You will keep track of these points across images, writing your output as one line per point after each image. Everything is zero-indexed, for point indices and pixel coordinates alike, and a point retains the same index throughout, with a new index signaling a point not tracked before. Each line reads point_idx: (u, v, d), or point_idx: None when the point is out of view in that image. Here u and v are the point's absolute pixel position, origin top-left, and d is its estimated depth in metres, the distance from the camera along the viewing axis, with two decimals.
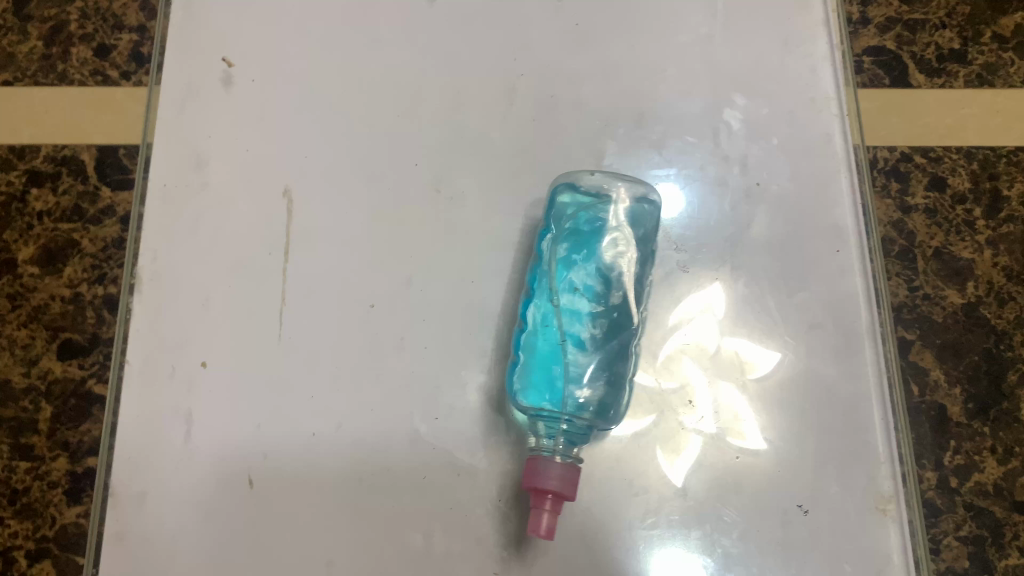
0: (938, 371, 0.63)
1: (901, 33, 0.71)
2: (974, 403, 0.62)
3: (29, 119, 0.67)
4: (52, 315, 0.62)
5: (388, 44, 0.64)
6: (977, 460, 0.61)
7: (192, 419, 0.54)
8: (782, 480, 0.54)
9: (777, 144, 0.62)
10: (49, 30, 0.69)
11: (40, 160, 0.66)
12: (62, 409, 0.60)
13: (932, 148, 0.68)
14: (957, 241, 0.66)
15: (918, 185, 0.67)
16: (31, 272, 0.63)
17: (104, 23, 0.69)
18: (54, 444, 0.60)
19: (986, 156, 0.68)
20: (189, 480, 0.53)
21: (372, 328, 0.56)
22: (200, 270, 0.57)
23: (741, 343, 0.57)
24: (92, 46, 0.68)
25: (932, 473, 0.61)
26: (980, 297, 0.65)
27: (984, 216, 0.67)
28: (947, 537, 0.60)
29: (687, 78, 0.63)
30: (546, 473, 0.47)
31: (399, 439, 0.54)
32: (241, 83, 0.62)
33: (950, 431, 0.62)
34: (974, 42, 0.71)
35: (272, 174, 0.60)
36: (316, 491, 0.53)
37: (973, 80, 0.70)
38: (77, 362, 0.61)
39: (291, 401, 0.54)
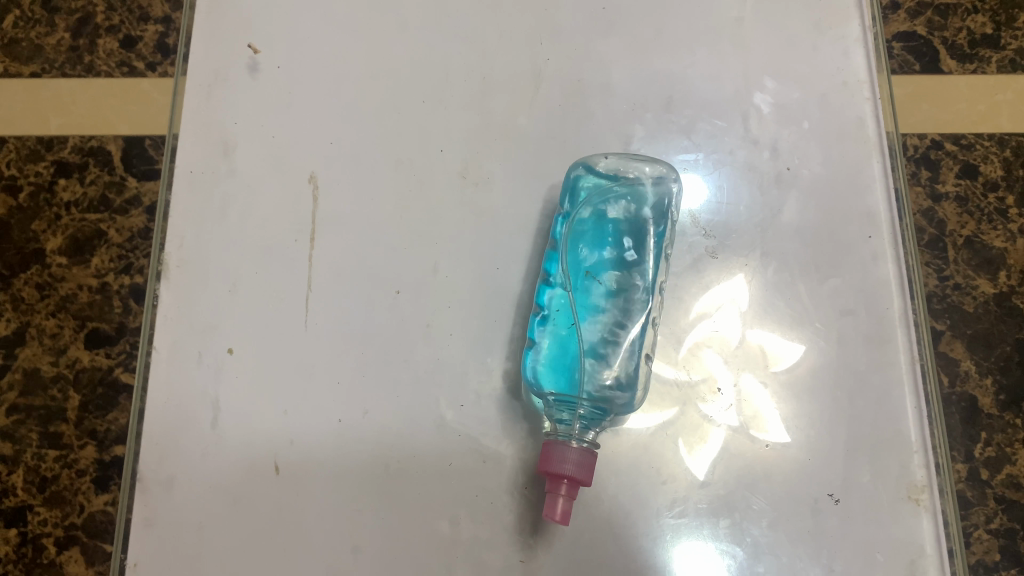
0: (969, 362, 0.62)
1: (933, 17, 0.70)
2: (1006, 394, 0.61)
3: (58, 109, 0.68)
4: (80, 304, 0.63)
5: (415, 28, 0.63)
6: (1008, 451, 0.60)
7: (220, 406, 0.54)
8: (813, 468, 0.53)
9: (809, 128, 0.61)
10: (76, 21, 0.69)
11: (67, 151, 0.66)
12: (89, 398, 0.61)
13: (963, 135, 0.67)
14: (988, 230, 0.65)
15: (949, 172, 0.66)
16: (59, 261, 0.64)
17: (130, 14, 0.69)
18: (81, 432, 0.60)
19: (1019, 143, 0.67)
20: (217, 465, 0.53)
21: (398, 315, 0.56)
22: (227, 257, 0.57)
23: (767, 333, 0.56)
24: (118, 37, 0.69)
25: (963, 465, 0.60)
26: (1012, 286, 0.63)
27: (1017, 204, 0.66)
28: (978, 530, 0.59)
29: (717, 61, 0.62)
30: (562, 457, 0.47)
31: (426, 425, 0.53)
32: (267, 70, 0.62)
33: (981, 423, 0.61)
34: (1008, 27, 0.70)
35: (298, 161, 0.59)
36: (342, 476, 0.53)
37: (1006, 65, 0.69)
38: (104, 352, 0.62)
39: (317, 386, 0.54)
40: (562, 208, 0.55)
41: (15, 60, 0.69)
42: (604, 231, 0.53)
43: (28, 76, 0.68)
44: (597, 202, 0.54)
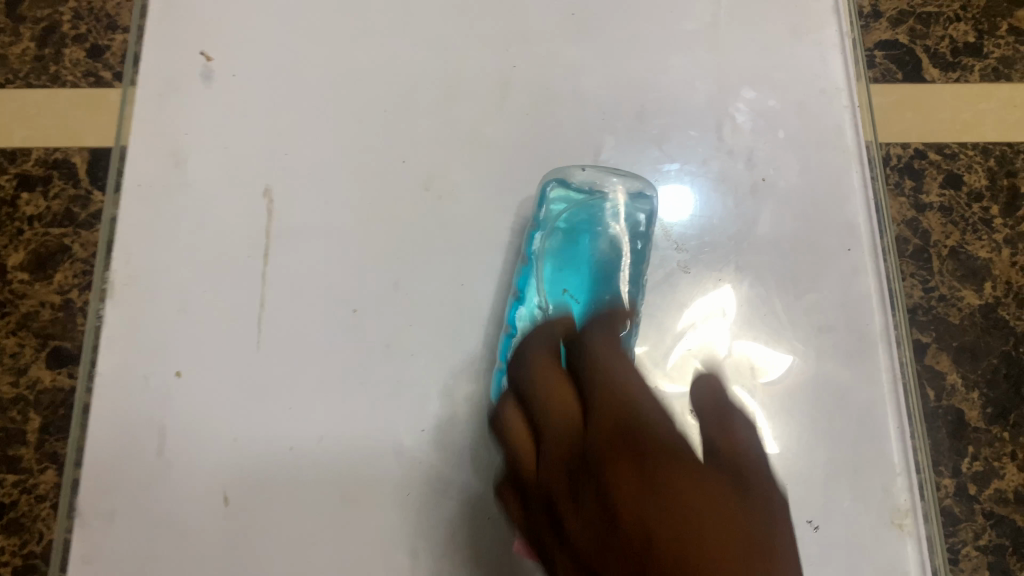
0: (955, 375, 0.64)
1: (914, 25, 0.73)
2: (993, 407, 0.63)
3: (23, 121, 0.70)
4: (42, 322, 0.65)
5: (377, 35, 0.61)
6: (996, 466, 0.62)
7: (166, 432, 0.51)
8: (792, 493, 0.50)
9: (784, 137, 0.58)
10: (42, 30, 0.72)
11: (31, 163, 0.69)
12: (51, 420, 0.63)
13: (947, 144, 0.70)
14: (973, 241, 0.67)
15: (933, 182, 0.69)
16: (20, 277, 0.66)
17: (98, 24, 0.72)
18: (43, 456, 0.62)
19: (1003, 152, 0.70)
20: (163, 496, 0.50)
21: (356, 334, 0.53)
22: (177, 274, 0.54)
23: (755, 345, 0.54)
24: (85, 47, 0.71)
25: (950, 480, 0.62)
26: (998, 297, 0.66)
27: (1002, 214, 0.68)
28: (966, 547, 0.61)
29: (691, 67, 0.60)
30: None
31: (385, 451, 0.51)
32: (222, 78, 0.59)
33: (968, 436, 0.63)
34: (990, 35, 0.73)
35: (253, 173, 0.57)
36: (295, 506, 0.50)
37: (989, 74, 0.72)
38: (65, 372, 0.64)
39: (271, 411, 0.51)
40: (535, 223, 0.53)
41: None
42: (581, 251, 0.51)
43: None
44: (573, 220, 0.52)
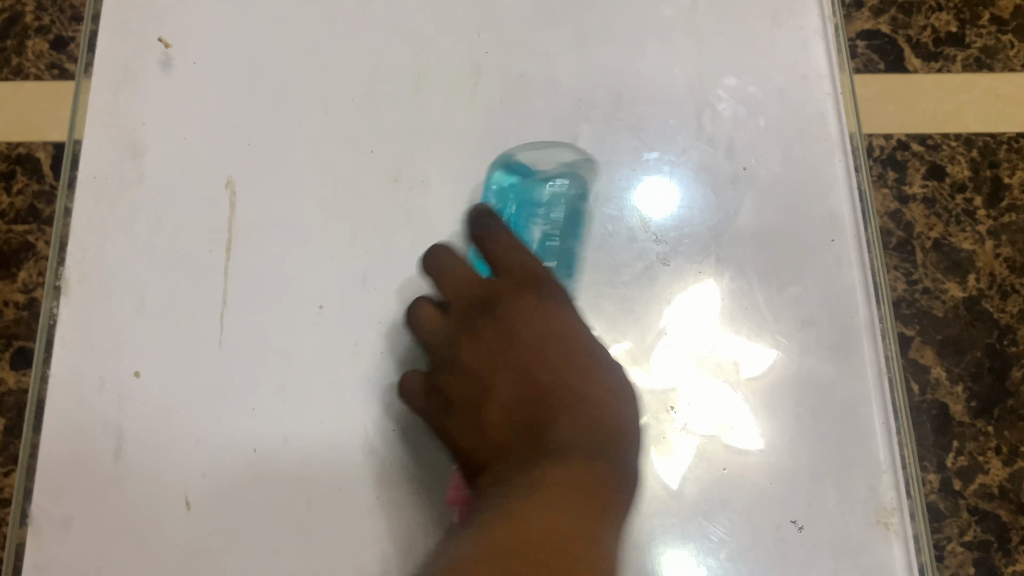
0: (939, 369, 0.65)
1: (896, 16, 0.73)
2: (977, 401, 0.64)
3: None
4: (7, 320, 0.69)
5: (344, 20, 0.58)
6: (981, 460, 0.63)
7: (123, 436, 0.49)
8: (775, 493, 0.49)
9: (766, 125, 0.57)
10: (6, 21, 0.75)
11: None
12: (16, 420, 0.67)
13: (929, 135, 0.70)
14: (957, 233, 0.68)
15: (916, 174, 0.69)
16: None
17: (61, 16, 0.75)
18: (7, 459, 0.66)
19: (986, 143, 0.70)
20: (119, 502, 0.48)
21: (323, 332, 0.51)
22: (134, 270, 0.52)
23: (740, 339, 0.52)
24: (49, 39, 0.75)
25: (935, 475, 0.62)
26: (982, 290, 0.66)
27: (985, 205, 0.68)
28: (951, 542, 0.61)
29: (667, 54, 0.58)
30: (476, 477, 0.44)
31: (353, 454, 0.49)
32: (182, 65, 0.57)
33: (953, 430, 0.63)
34: (972, 25, 0.73)
35: (214, 164, 0.54)
36: (259, 511, 0.47)
37: (971, 64, 0.72)
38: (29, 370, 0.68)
39: (233, 412, 0.49)
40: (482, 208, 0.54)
41: None
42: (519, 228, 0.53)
43: None
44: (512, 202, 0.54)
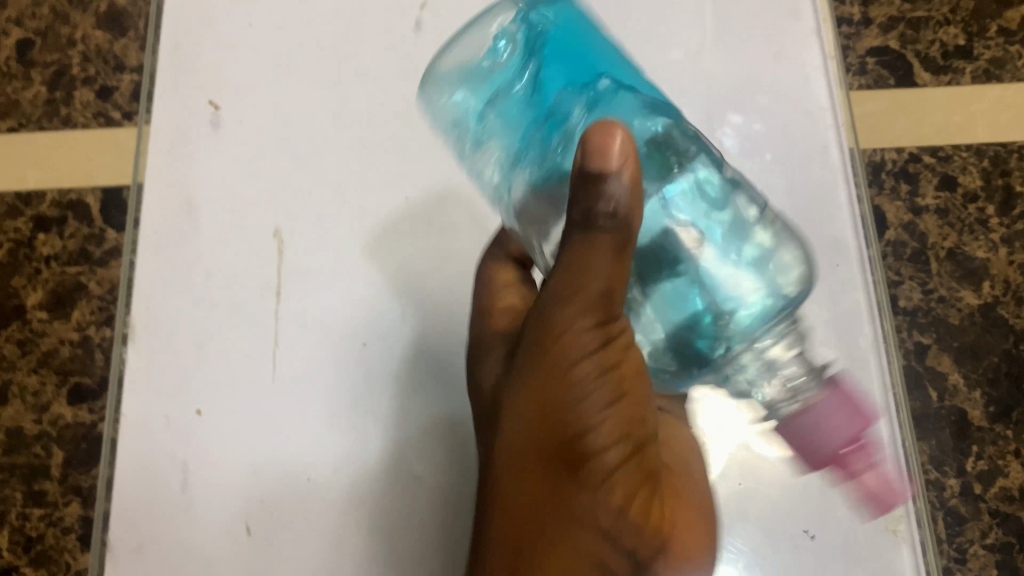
0: (957, 375, 0.68)
1: (905, 31, 0.77)
2: (995, 406, 0.67)
3: (34, 162, 0.78)
4: (63, 358, 0.72)
5: (376, 77, 0.63)
6: (1000, 464, 0.66)
7: (188, 468, 0.54)
8: (784, 502, 0.53)
9: (771, 159, 0.60)
10: (53, 75, 0.80)
11: (46, 206, 0.76)
12: (74, 452, 0.71)
13: (941, 147, 0.74)
14: (971, 241, 0.71)
15: (929, 185, 0.72)
16: (41, 316, 0.74)
17: (106, 66, 0.79)
18: (66, 489, 0.70)
19: (997, 152, 0.73)
20: (187, 529, 0.52)
21: (367, 368, 0.55)
22: (191, 316, 0.57)
23: None
24: (95, 89, 0.79)
25: (955, 480, 0.66)
26: (996, 296, 0.69)
27: (998, 213, 0.72)
28: (973, 546, 0.64)
29: (677, 93, 0.62)
30: (842, 425, 0.49)
31: (396, 480, 0.53)
32: (229, 125, 0.62)
33: (972, 436, 0.66)
34: (980, 38, 0.77)
35: (261, 216, 0.59)
36: (315, 534, 0.52)
37: (980, 75, 0.76)
38: (87, 406, 0.72)
39: (287, 444, 0.54)
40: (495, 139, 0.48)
41: None
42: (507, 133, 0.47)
43: (7, 130, 0.79)
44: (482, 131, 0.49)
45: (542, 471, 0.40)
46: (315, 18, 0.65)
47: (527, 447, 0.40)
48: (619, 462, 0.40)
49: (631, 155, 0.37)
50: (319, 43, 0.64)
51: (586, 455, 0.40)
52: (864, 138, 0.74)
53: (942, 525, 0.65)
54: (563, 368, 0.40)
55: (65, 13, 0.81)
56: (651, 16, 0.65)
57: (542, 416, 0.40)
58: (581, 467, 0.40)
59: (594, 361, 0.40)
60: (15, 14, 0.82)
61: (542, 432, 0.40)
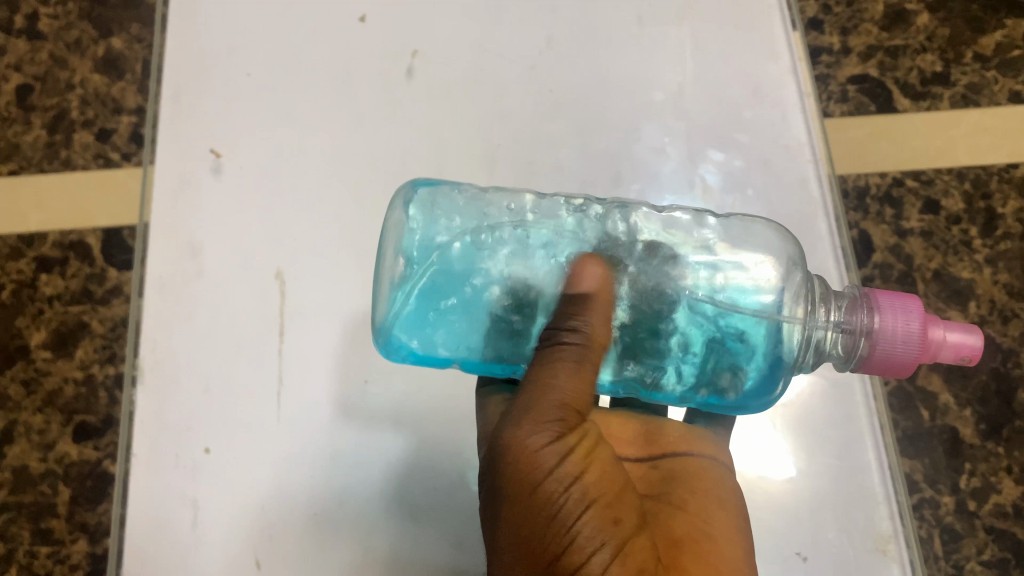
0: (947, 395, 0.70)
1: (883, 59, 0.79)
2: (985, 424, 0.70)
3: (35, 206, 0.80)
4: (67, 397, 0.74)
5: (370, 120, 0.66)
6: (993, 480, 0.68)
7: (198, 506, 0.55)
8: (779, 527, 0.54)
9: (753, 194, 0.62)
10: (52, 118, 0.82)
11: (48, 247, 0.78)
12: (80, 490, 0.72)
13: (922, 171, 0.76)
14: (956, 262, 0.74)
15: (913, 209, 0.75)
16: (45, 355, 0.75)
17: (105, 109, 0.81)
18: (73, 527, 0.71)
19: (977, 175, 0.76)
20: (198, 565, 0.54)
21: (369, 403, 0.57)
22: (198, 357, 0.59)
23: None
24: (94, 131, 0.81)
25: (949, 498, 0.68)
26: (983, 315, 0.73)
27: (981, 235, 0.75)
28: (970, 562, 0.67)
29: (661, 131, 0.65)
30: (909, 325, 0.47)
31: (401, 512, 0.55)
32: (230, 170, 0.64)
33: (965, 454, 0.69)
34: (956, 64, 0.79)
35: (263, 258, 0.61)
36: (323, 566, 0.54)
37: (958, 100, 0.78)
38: (92, 444, 0.73)
39: (294, 479, 0.55)
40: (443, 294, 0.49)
41: None
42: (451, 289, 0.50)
43: (7, 173, 0.81)
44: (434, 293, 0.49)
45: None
46: (310, 66, 0.68)
47: (521, 569, 0.44)
48: (607, 566, 0.43)
49: (608, 292, 0.48)
50: (316, 89, 0.67)
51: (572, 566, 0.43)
52: (850, 164, 0.76)
53: (939, 543, 0.67)
54: (528, 488, 0.44)
55: (63, 58, 0.83)
56: (633, 57, 0.67)
57: (525, 540, 0.44)
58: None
59: (557, 474, 0.44)
60: (15, 59, 0.84)
61: (527, 556, 0.44)
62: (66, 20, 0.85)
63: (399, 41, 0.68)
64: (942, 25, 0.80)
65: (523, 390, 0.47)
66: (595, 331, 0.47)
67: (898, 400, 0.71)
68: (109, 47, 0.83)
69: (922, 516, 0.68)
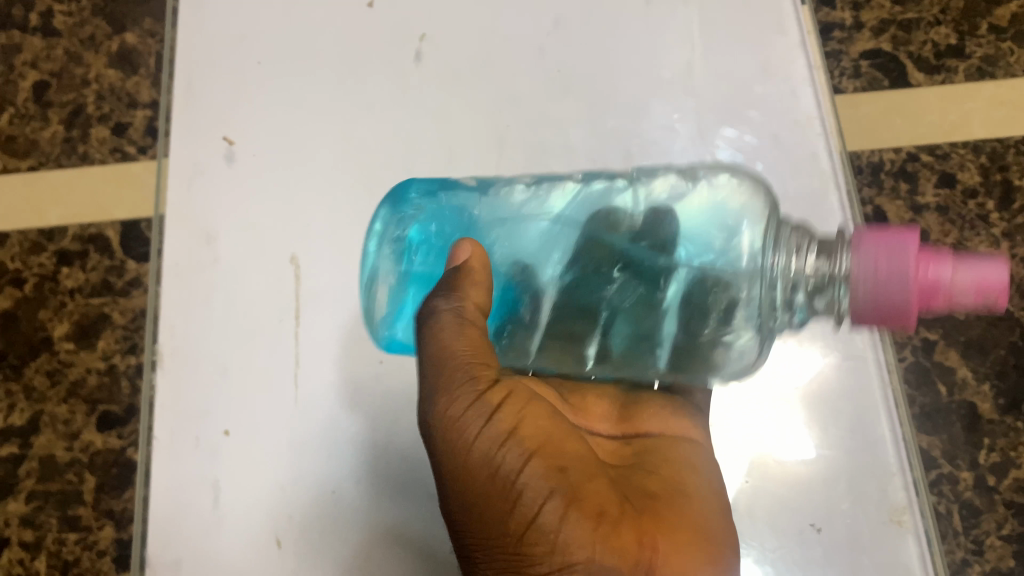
0: (965, 370, 0.70)
1: (896, 33, 0.79)
2: (1005, 399, 0.69)
3: (54, 201, 0.81)
4: (90, 387, 0.75)
5: (380, 106, 0.66)
6: (1012, 455, 0.68)
7: (219, 487, 0.56)
8: (793, 500, 0.55)
9: (763, 169, 0.62)
10: (69, 113, 0.83)
11: (68, 241, 0.80)
12: (105, 479, 0.73)
13: (938, 146, 0.76)
14: (972, 237, 0.74)
15: (928, 184, 0.75)
16: (68, 347, 0.77)
17: (120, 103, 0.82)
18: (100, 513, 0.73)
19: (994, 148, 0.75)
20: (220, 544, 0.55)
21: (385, 384, 0.58)
22: (216, 342, 0.60)
23: (799, 361, 0.58)
24: (110, 125, 0.82)
25: (968, 473, 0.68)
26: None
27: (997, 208, 0.74)
28: (989, 537, 0.67)
29: (670, 109, 0.65)
30: (893, 262, 0.43)
31: (417, 491, 0.56)
32: (243, 158, 0.65)
33: (983, 429, 0.69)
34: (971, 36, 0.79)
35: (277, 244, 0.62)
36: (342, 544, 0.55)
37: (973, 73, 0.77)
38: (115, 433, 0.74)
39: (313, 459, 0.56)
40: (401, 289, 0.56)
41: (15, 156, 0.82)
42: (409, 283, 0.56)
43: (27, 169, 0.82)
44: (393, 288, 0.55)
45: (500, 560, 0.44)
46: (320, 52, 0.68)
47: (478, 535, 0.45)
48: (560, 511, 0.44)
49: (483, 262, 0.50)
50: (326, 76, 0.67)
51: (523, 521, 0.44)
52: (862, 139, 0.76)
53: (958, 518, 0.68)
54: (463, 455, 0.45)
55: (78, 54, 0.84)
56: (641, 36, 0.67)
57: (474, 505, 0.45)
58: (524, 535, 0.44)
59: (487, 434, 0.46)
60: (30, 57, 0.85)
61: (480, 526, 0.45)
62: (80, 16, 0.86)
63: (408, 26, 0.69)
64: None
65: (424, 358, 0.48)
66: (465, 288, 0.48)
67: (916, 375, 0.71)
68: (122, 41, 0.83)
69: (940, 492, 0.68)
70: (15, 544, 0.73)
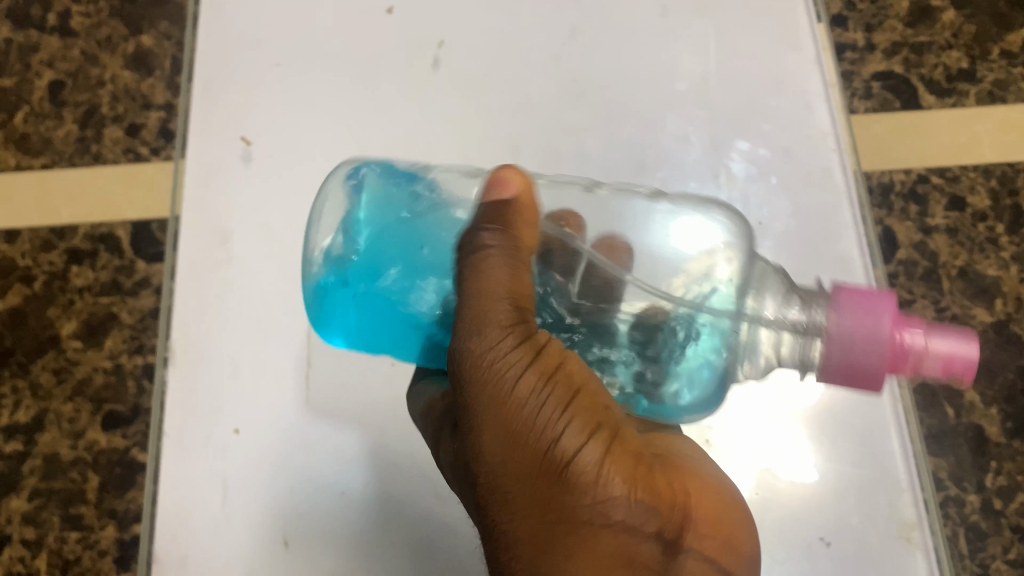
0: (973, 393, 0.70)
1: (908, 55, 0.79)
2: (1012, 422, 0.69)
3: (65, 200, 0.81)
4: (97, 385, 0.75)
5: (395, 112, 0.67)
6: (1018, 479, 0.68)
7: (228, 486, 0.56)
8: (802, 513, 0.55)
9: (777, 182, 0.63)
10: (83, 113, 0.83)
11: (78, 239, 0.80)
12: (108, 478, 0.73)
13: (948, 168, 0.76)
14: (982, 260, 0.74)
15: (938, 206, 0.75)
16: (76, 345, 0.77)
17: (134, 105, 0.83)
18: (101, 513, 0.72)
19: (1003, 172, 0.75)
20: (229, 541, 0.55)
21: (398, 385, 0.58)
22: (227, 339, 0.60)
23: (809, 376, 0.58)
24: (124, 126, 0.82)
25: (975, 496, 0.68)
26: (1009, 313, 0.72)
27: (1007, 231, 0.74)
28: (995, 561, 0.66)
29: (685, 122, 0.65)
30: (872, 327, 0.43)
31: (425, 494, 0.56)
32: (259, 159, 0.65)
33: (991, 452, 0.69)
34: (982, 60, 0.79)
35: (291, 246, 0.62)
36: (351, 545, 0.55)
37: (984, 97, 0.78)
38: (120, 432, 0.74)
39: (323, 459, 0.57)
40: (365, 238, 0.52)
41: (28, 153, 0.83)
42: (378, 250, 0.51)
43: (40, 167, 0.82)
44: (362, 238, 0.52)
45: (535, 497, 0.41)
46: (337, 57, 0.69)
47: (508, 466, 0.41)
48: (600, 456, 0.42)
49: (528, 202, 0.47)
50: (342, 80, 0.68)
51: (562, 458, 0.41)
52: (874, 159, 0.76)
53: (964, 541, 0.67)
54: (506, 390, 0.42)
55: (94, 55, 0.85)
56: (656, 48, 0.68)
57: (511, 435, 0.42)
58: (564, 472, 0.41)
59: (535, 371, 0.43)
60: (47, 57, 0.86)
61: (518, 460, 0.41)
62: (97, 18, 0.86)
63: (425, 33, 0.69)
64: (968, 22, 0.80)
65: (468, 291, 0.44)
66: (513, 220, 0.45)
67: (924, 397, 0.70)
68: (139, 43, 0.84)
69: (948, 515, 0.68)
70: (16, 541, 0.73)
